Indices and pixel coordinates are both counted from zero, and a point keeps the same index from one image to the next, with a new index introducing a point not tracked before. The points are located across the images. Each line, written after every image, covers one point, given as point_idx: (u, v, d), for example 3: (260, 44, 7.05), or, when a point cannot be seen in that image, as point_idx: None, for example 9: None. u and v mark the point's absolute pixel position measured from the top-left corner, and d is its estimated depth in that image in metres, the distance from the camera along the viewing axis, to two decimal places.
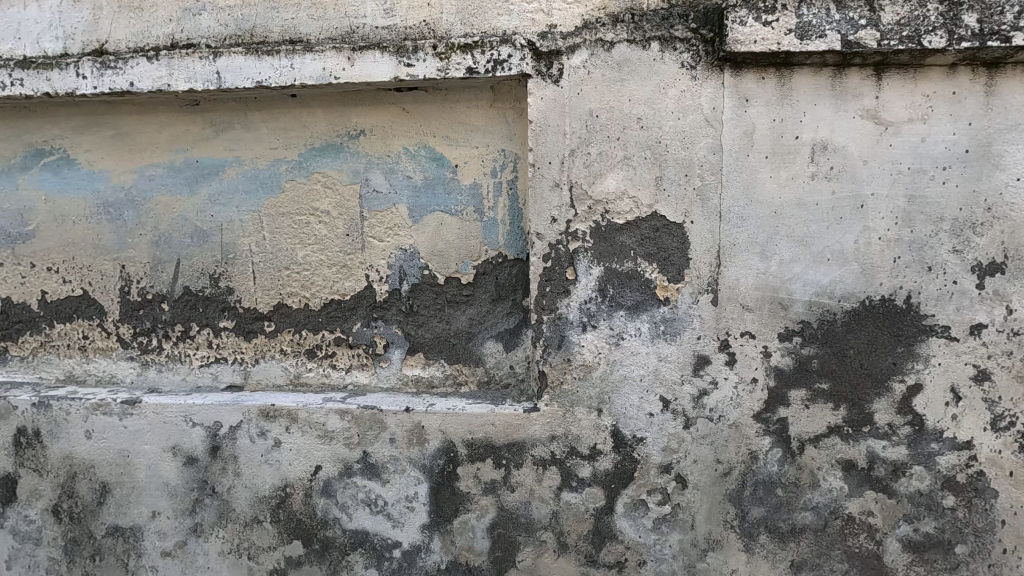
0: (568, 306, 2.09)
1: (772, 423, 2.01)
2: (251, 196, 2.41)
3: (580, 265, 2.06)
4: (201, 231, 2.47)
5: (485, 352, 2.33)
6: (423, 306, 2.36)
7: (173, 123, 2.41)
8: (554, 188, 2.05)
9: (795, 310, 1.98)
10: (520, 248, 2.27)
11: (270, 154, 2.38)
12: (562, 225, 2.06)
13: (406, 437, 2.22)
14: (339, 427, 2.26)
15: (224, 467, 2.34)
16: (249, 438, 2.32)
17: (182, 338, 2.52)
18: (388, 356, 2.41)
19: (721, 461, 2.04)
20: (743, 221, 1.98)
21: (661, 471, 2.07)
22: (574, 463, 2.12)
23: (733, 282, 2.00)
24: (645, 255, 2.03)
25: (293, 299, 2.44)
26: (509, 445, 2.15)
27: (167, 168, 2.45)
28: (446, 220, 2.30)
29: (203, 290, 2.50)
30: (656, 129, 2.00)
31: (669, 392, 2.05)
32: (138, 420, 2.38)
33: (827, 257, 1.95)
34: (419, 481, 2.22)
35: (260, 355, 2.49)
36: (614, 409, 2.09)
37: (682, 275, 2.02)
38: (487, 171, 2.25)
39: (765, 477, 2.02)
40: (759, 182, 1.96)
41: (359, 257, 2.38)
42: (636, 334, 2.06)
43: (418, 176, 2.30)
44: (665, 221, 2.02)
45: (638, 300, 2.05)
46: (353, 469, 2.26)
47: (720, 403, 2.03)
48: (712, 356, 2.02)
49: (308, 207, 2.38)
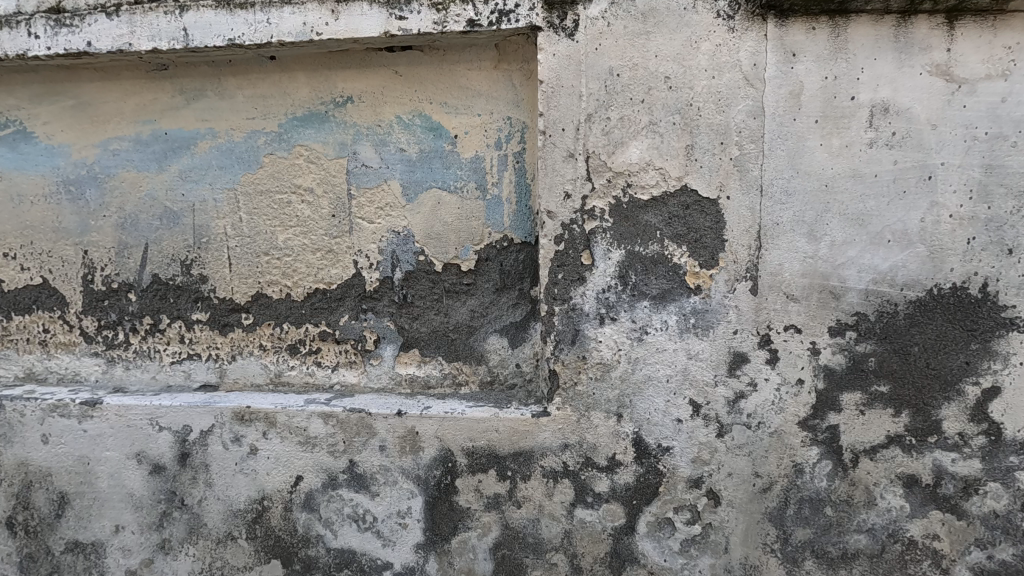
0: (583, 295, 1.81)
1: (820, 431, 1.73)
2: (225, 173, 2.15)
3: (597, 248, 1.79)
4: (171, 212, 2.20)
5: (488, 348, 2.06)
6: (418, 297, 2.10)
7: (140, 91, 2.15)
8: (568, 158, 1.78)
9: (849, 300, 1.70)
10: (528, 230, 2.00)
11: (247, 125, 2.11)
12: (577, 202, 1.79)
13: (398, 444, 1.95)
14: (322, 433, 2.00)
15: (194, 477, 2.08)
16: (221, 444, 2.05)
17: (151, 332, 2.27)
18: (379, 352, 2.14)
19: (761, 475, 1.77)
20: (788, 197, 1.70)
21: (690, 485, 1.80)
22: (589, 476, 1.85)
23: (775, 268, 1.72)
24: (674, 237, 1.76)
25: (273, 288, 2.18)
26: (515, 455, 1.88)
27: (133, 141, 2.19)
28: (444, 198, 2.03)
29: (173, 279, 2.24)
30: (686, 89, 1.72)
31: (700, 395, 1.78)
32: (99, 424, 2.12)
33: (887, 239, 1.67)
34: (413, 494, 1.96)
35: (237, 351, 2.23)
36: (636, 415, 1.82)
37: (716, 259, 1.75)
38: (491, 142, 1.98)
39: (812, 494, 1.74)
40: (808, 151, 1.68)
41: (346, 240, 2.11)
42: (662, 328, 1.78)
43: (412, 149, 2.03)
44: (696, 197, 1.74)
45: (665, 289, 1.77)
46: (338, 480, 2.00)
47: (759, 409, 1.75)
48: (751, 353, 1.75)
49: (289, 184, 2.12)
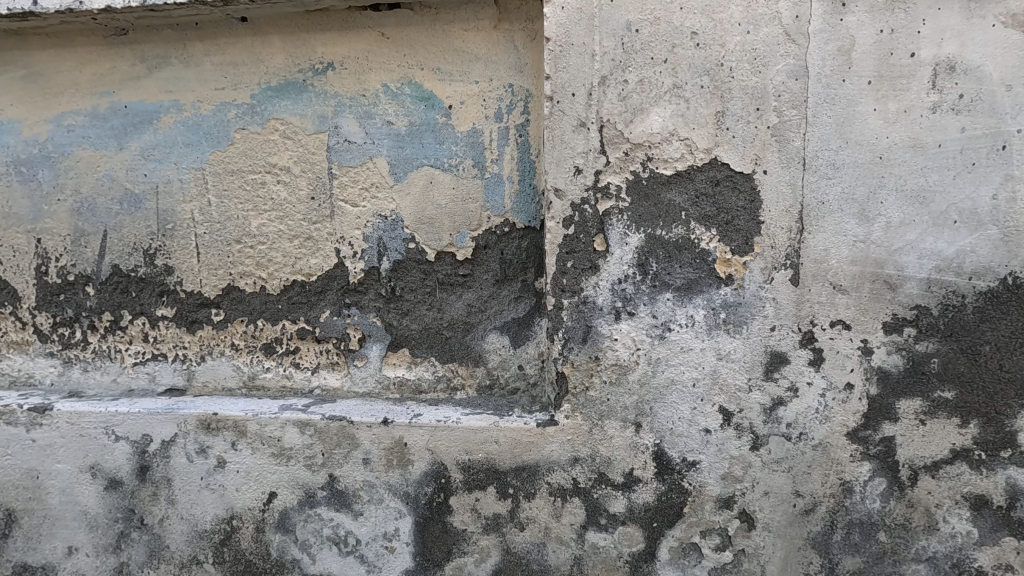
0: (596, 286, 1.57)
1: (873, 444, 1.48)
2: (192, 150, 1.91)
3: (612, 232, 1.55)
4: (132, 195, 1.97)
5: (487, 348, 1.82)
6: (408, 289, 1.86)
7: (98, 59, 1.91)
8: (579, 128, 1.54)
9: (908, 291, 1.45)
10: (532, 213, 1.76)
11: (215, 96, 1.87)
12: (589, 178, 1.55)
13: (384, 457, 1.71)
14: (298, 443, 1.76)
15: (155, 493, 1.84)
16: (186, 456, 1.81)
17: (111, 330, 2.03)
18: (364, 352, 1.90)
19: (802, 495, 1.52)
20: (835, 171, 1.46)
21: (720, 506, 1.56)
22: (602, 494, 1.61)
23: (820, 254, 1.48)
24: (702, 219, 1.52)
25: (247, 281, 1.95)
26: (518, 470, 1.64)
27: (90, 116, 1.95)
28: (437, 177, 1.80)
29: (135, 270, 2.00)
30: (716, 47, 1.48)
31: (732, 402, 1.54)
32: (50, 433, 1.88)
33: (953, 220, 1.43)
34: (402, 514, 1.72)
35: (206, 352, 1.99)
36: (657, 424, 1.57)
37: (752, 244, 1.51)
38: (490, 113, 1.74)
39: (863, 517, 1.50)
40: (859, 117, 1.45)
41: (328, 226, 1.88)
42: (687, 324, 1.54)
43: (401, 122, 1.79)
44: (728, 172, 1.50)
45: (691, 280, 1.54)
46: (317, 497, 1.76)
47: (801, 418, 1.51)
48: (791, 354, 1.51)
49: (263, 163, 1.88)
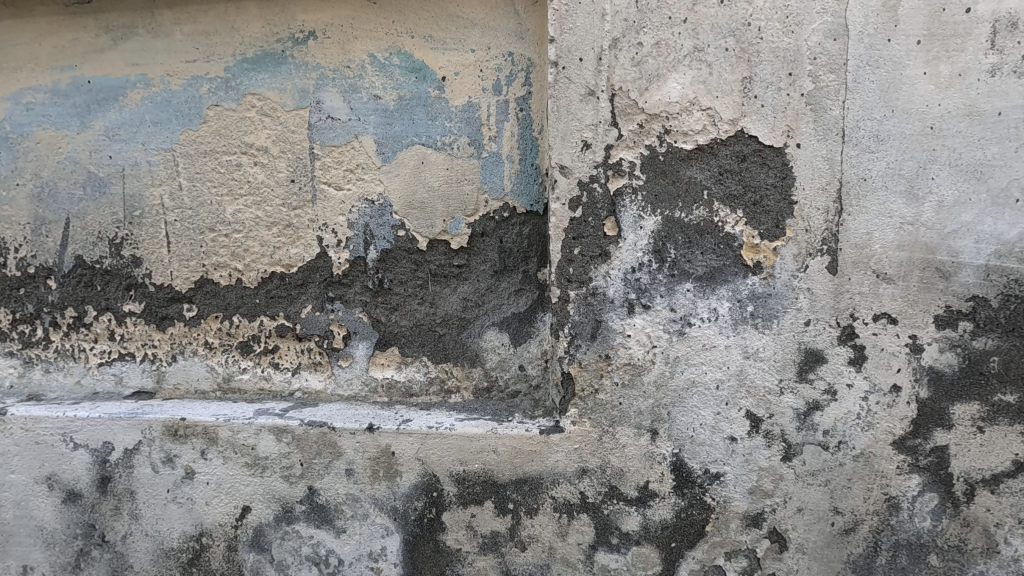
0: (607, 276, 1.39)
1: (923, 455, 1.30)
2: (160, 129, 1.74)
3: (625, 214, 1.38)
4: (97, 179, 1.79)
5: (484, 346, 1.65)
6: (397, 282, 1.68)
7: (59, 30, 1.75)
8: (587, 98, 1.37)
9: (962, 279, 1.28)
10: (535, 195, 1.59)
11: (186, 70, 1.71)
12: (599, 153, 1.37)
13: (370, 468, 1.53)
14: (274, 452, 1.58)
15: (118, 507, 1.66)
16: (151, 466, 1.64)
17: (75, 328, 1.85)
18: (349, 351, 1.72)
19: (841, 512, 1.34)
20: (879, 144, 1.29)
21: (747, 524, 1.38)
22: (614, 511, 1.43)
23: (861, 238, 1.31)
24: (727, 200, 1.34)
25: (221, 273, 1.77)
26: (519, 482, 1.46)
27: (50, 93, 1.78)
28: (428, 157, 1.62)
29: (100, 262, 1.82)
30: (744, 3, 1.31)
31: (760, 407, 1.36)
32: (3, 441, 1.70)
33: (1015, 198, 1.26)
34: (389, 531, 1.54)
35: (177, 351, 1.81)
36: (676, 432, 1.39)
37: (783, 228, 1.33)
38: (488, 85, 1.58)
39: (911, 537, 1.32)
40: (907, 81, 1.27)
41: (309, 212, 1.70)
42: (710, 318, 1.37)
43: (389, 97, 1.63)
44: (756, 146, 1.33)
45: (713, 268, 1.36)
46: (295, 513, 1.58)
47: (840, 425, 1.33)
48: (828, 352, 1.33)
49: (238, 143, 1.71)
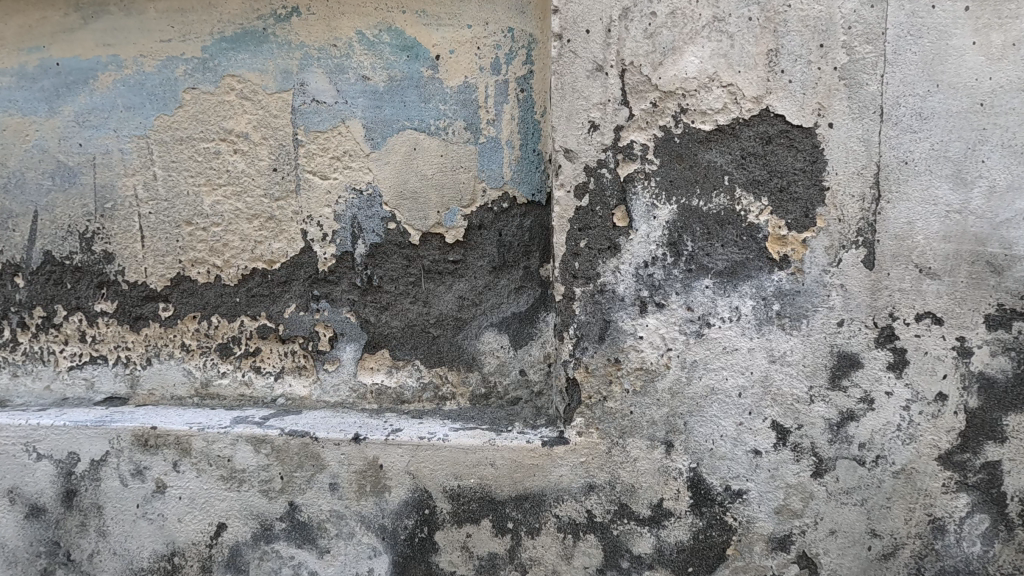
0: (617, 272, 1.26)
1: (973, 471, 1.17)
2: (134, 115, 1.61)
3: (637, 203, 1.24)
4: (66, 169, 1.66)
5: (482, 349, 1.51)
6: (388, 279, 1.55)
7: (26, 8, 1.62)
8: (595, 74, 1.24)
9: (1016, 274, 1.15)
10: (536, 184, 1.47)
11: (161, 50, 1.58)
12: (607, 135, 1.24)
13: (356, 483, 1.40)
14: (252, 464, 1.45)
15: (84, 523, 1.53)
16: (120, 478, 1.51)
17: (43, 329, 1.71)
18: (336, 354, 1.59)
19: (879, 535, 1.20)
20: (923, 123, 1.15)
21: (773, 548, 1.24)
22: (625, 532, 1.29)
23: (902, 229, 1.17)
24: (750, 186, 1.21)
25: (199, 269, 1.64)
26: (519, 499, 1.33)
27: (16, 76, 1.65)
28: (421, 143, 1.49)
29: (70, 258, 1.69)
30: None
31: (788, 417, 1.22)
32: None
33: None
34: (376, 552, 1.40)
35: (152, 354, 1.68)
36: (694, 444, 1.26)
37: (813, 217, 1.19)
38: (485, 64, 1.45)
39: (958, 564, 1.18)
40: (953, 53, 1.14)
41: (292, 203, 1.57)
42: (732, 318, 1.23)
43: (379, 77, 1.50)
44: (783, 127, 1.19)
45: (735, 262, 1.22)
46: (275, 531, 1.45)
47: (878, 437, 1.19)
48: (865, 356, 1.19)
49: (216, 128, 1.58)
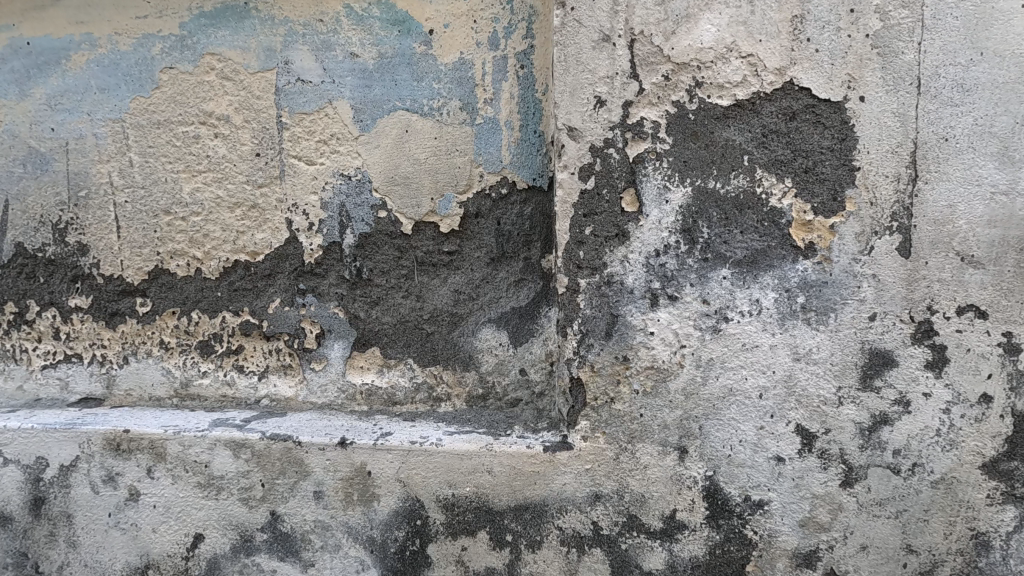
0: (625, 261, 1.15)
1: (1021, 481, 1.06)
2: (108, 96, 1.51)
3: (648, 186, 1.13)
4: (38, 155, 1.57)
5: (479, 346, 1.40)
6: (379, 271, 1.44)
7: None
8: (601, 44, 1.13)
9: None
10: (537, 168, 1.36)
11: (137, 27, 1.48)
12: (615, 112, 1.13)
13: (342, 491, 1.29)
14: (231, 471, 1.34)
15: (53, 533, 1.43)
16: (91, 485, 1.40)
17: (14, 326, 1.61)
18: (323, 353, 1.48)
19: (916, 552, 1.09)
20: (965, 95, 1.04)
21: (798, 565, 1.12)
22: (634, 546, 1.18)
23: (942, 212, 1.06)
24: (772, 166, 1.10)
25: (179, 261, 1.54)
26: (519, 510, 1.22)
27: None
28: (414, 124, 1.39)
29: (43, 250, 1.59)
30: None
31: (814, 421, 1.11)
32: None
33: None
34: (364, 566, 1.30)
35: (129, 352, 1.57)
36: (710, 450, 1.15)
37: (842, 201, 1.08)
38: (483, 39, 1.35)
39: None
40: (999, 17, 1.03)
41: (276, 190, 1.47)
42: (752, 312, 1.12)
43: (368, 54, 1.40)
44: (809, 101, 1.08)
45: (756, 251, 1.11)
46: (256, 542, 1.34)
47: (914, 444, 1.08)
48: (900, 354, 1.08)
49: (195, 111, 1.48)
